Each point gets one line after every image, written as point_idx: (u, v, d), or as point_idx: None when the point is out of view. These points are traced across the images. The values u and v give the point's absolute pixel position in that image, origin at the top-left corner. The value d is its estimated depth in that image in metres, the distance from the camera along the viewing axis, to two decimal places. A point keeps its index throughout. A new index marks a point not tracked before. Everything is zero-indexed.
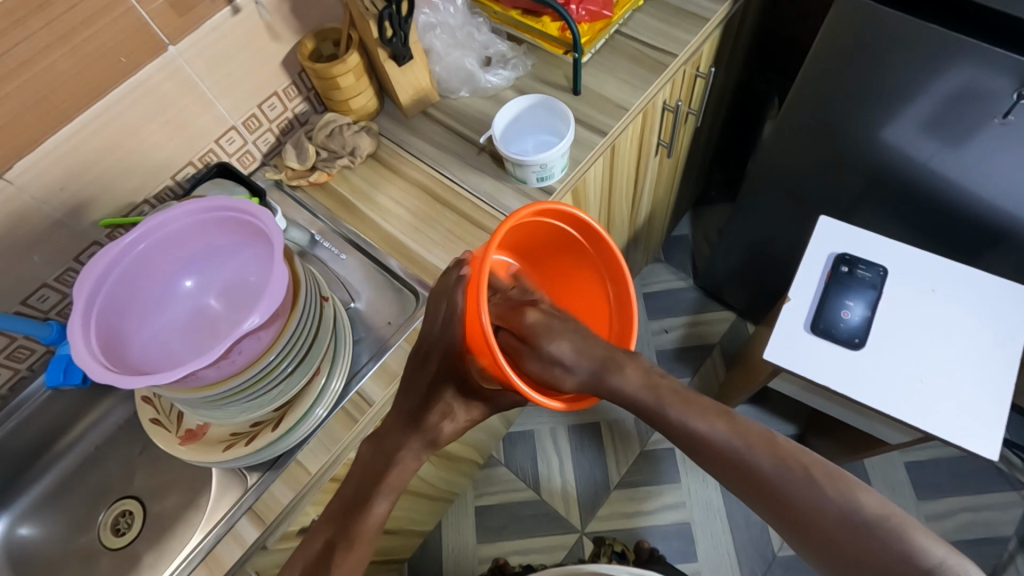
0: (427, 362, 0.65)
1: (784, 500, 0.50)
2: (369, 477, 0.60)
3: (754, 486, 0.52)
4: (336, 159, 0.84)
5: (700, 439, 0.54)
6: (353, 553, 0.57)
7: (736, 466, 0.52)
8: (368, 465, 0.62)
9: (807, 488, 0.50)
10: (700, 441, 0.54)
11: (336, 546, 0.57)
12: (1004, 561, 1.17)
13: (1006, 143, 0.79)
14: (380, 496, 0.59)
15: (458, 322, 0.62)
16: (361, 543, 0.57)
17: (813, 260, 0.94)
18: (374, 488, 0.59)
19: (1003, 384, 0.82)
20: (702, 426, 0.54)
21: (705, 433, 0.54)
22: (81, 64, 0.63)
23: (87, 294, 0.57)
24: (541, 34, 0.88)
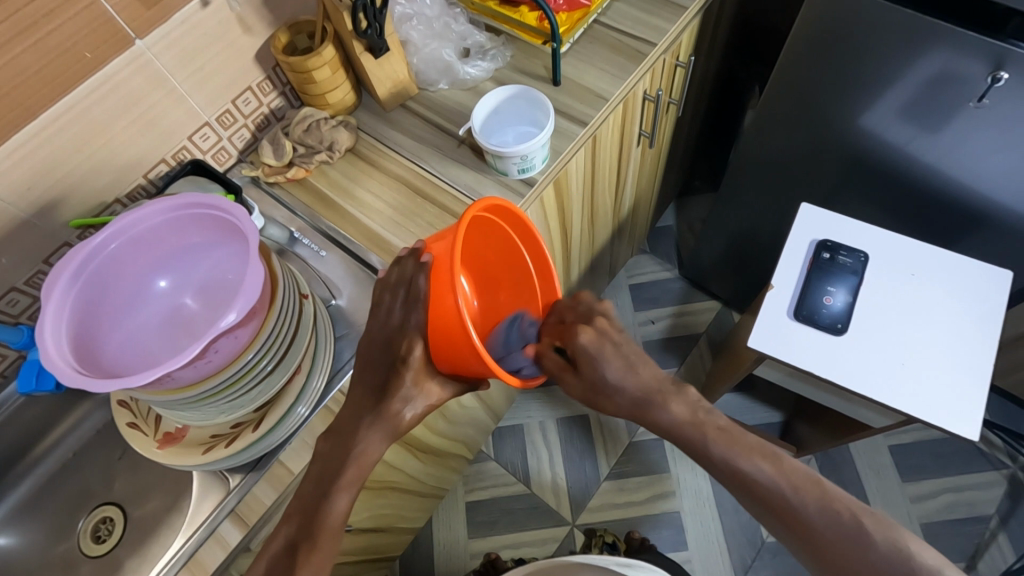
0: (391, 348, 0.61)
1: (824, 543, 0.53)
2: (331, 470, 0.58)
3: (796, 527, 0.54)
4: (313, 154, 0.83)
5: (749, 480, 0.55)
6: (315, 554, 0.55)
7: (784, 511, 0.54)
8: (324, 460, 0.60)
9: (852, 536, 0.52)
10: (748, 481, 0.55)
11: (299, 546, 0.56)
12: (987, 539, 1.19)
13: (982, 127, 0.80)
14: (336, 491, 0.57)
15: (419, 307, 0.59)
16: (322, 543, 0.56)
17: (795, 245, 0.95)
18: (333, 486, 0.57)
19: (983, 365, 0.83)
20: (748, 467, 0.55)
21: (753, 475, 0.55)
22: (45, 58, 0.62)
23: (57, 295, 0.56)
24: (518, 25, 0.87)
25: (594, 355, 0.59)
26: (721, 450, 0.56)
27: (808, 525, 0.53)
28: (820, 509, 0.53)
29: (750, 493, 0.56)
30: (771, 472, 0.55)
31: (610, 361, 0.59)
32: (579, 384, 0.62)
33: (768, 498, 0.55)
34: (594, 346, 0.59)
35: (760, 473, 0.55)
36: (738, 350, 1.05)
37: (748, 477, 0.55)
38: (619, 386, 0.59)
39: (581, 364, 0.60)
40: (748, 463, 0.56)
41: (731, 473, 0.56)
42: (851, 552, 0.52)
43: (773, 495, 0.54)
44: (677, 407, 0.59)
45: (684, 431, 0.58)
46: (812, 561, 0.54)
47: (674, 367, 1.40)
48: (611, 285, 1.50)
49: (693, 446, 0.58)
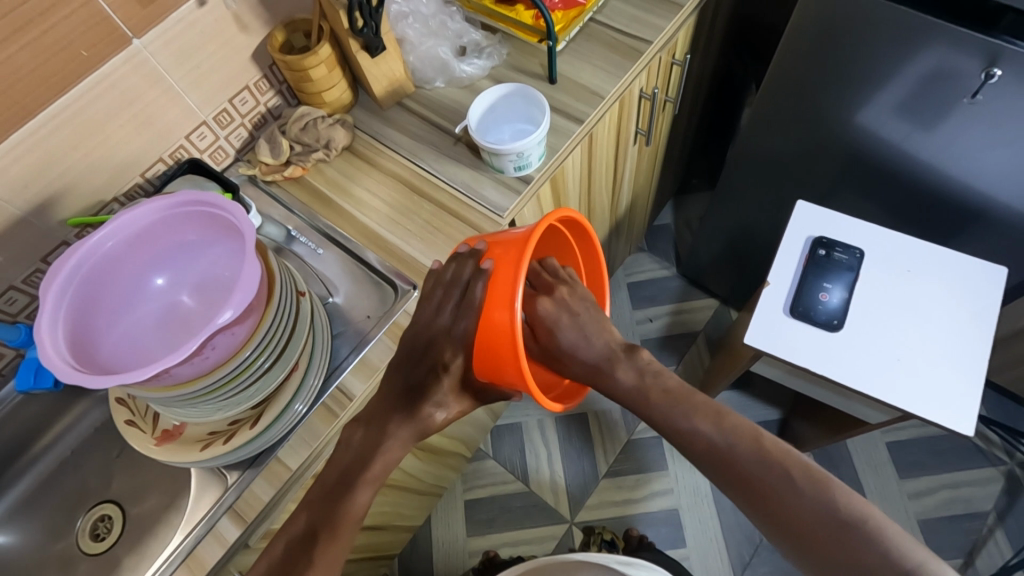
0: (427, 353, 0.60)
1: (762, 494, 0.54)
2: (359, 462, 0.58)
3: (735, 478, 0.56)
4: (310, 152, 0.83)
5: (690, 436, 0.58)
6: (332, 547, 0.56)
7: (723, 462, 0.56)
8: (348, 454, 0.60)
9: (787, 487, 0.54)
10: (689, 437, 0.58)
11: (318, 536, 0.56)
12: (984, 535, 1.19)
13: (976, 123, 0.80)
14: (359, 486, 0.58)
15: (471, 314, 0.58)
16: (340, 534, 0.57)
17: (792, 242, 0.95)
18: (356, 480, 0.58)
19: (979, 360, 0.84)
20: (692, 423, 0.58)
21: (695, 431, 0.58)
22: (41, 56, 0.62)
23: (55, 293, 0.56)
24: (515, 23, 0.88)
25: (550, 317, 0.66)
26: (664, 407, 0.60)
27: (752, 480, 0.55)
28: (763, 466, 0.55)
29: (688, 446, 0.59)
30: (713, 430, 0.58)
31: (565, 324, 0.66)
32: (537, 349, 0.70)
33: (715, 456, 0.57)
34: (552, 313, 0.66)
35: (703, 430, 0.58)
36: (735, 347, 1.06)
37: (690, 434, 0.58)
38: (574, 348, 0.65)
39: (540, 331, 0.67)
40: (691, 422, 0.58)
41: (678, 432, 0.59)
42: (786, 503, 0.53)
43: (717, 451, 0.57)
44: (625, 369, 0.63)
45: (631, 392, 0.62)
46: (761, 516, 0.55)
47: (672, 365, 1.40)
48: (609, 283, 1.51)
49: (637, 406, 0.62)
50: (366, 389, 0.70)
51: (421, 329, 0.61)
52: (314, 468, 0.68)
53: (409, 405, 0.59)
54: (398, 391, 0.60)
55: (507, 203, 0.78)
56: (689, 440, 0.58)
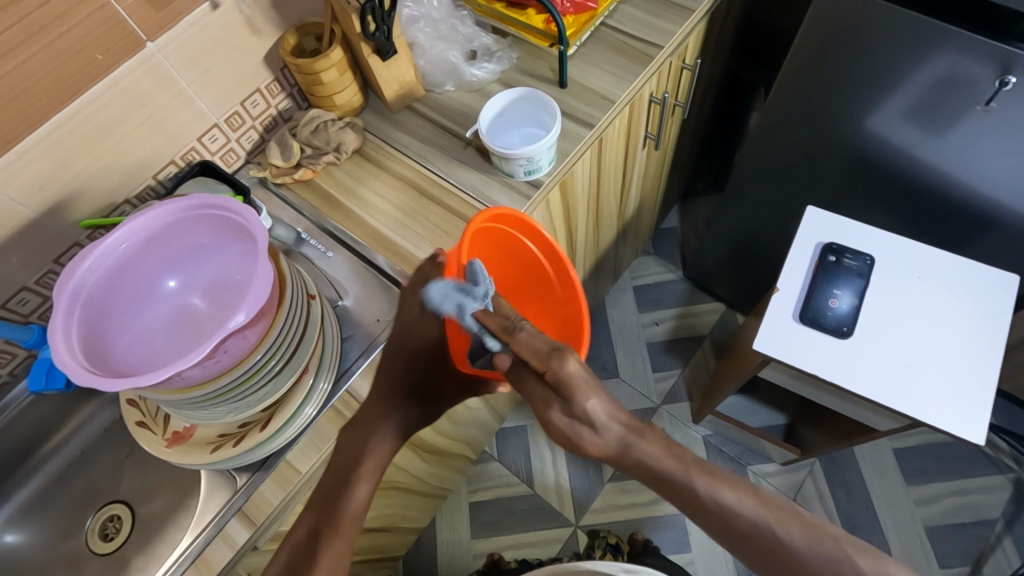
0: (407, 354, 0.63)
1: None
2: (348, 462, 0.60)
3: (780, 564, 0.48)
4: (320, 156, 0.83)
5: (726, 513, 0.50)
6: (337, 542, 0.57)
7: (763, 545, 0.49)
8: (342, 454, 0.61)
9: (834, 572, 0.47)
10: (725, 515, 0.50)
11: (321, 534, 0.58)
12: (992, 543, 1.18)
13: (988, 130, 0.80)
14: (354, 484, 0.59)
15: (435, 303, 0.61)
16: (344, 531, 0.58)
17: (801, 248, 0.94)
18: (352, 476, 0.59)
19: (988, 366, 0.83)
20: (727, 499, 0.50)
21: (731, 507, 0.50)
22: (56, 60, 0.62)
23: (68, 295, 0.57)
24: (525, 27, 0.88)
25: (581, 381, 0.51)
26: (707, 485, 0.50)
27: (797, 564, 0.48)
28: (811, 548, 0.48)
29: (723, 526, 0.50)
30: (750, 505, 0.50)
31: (587, 396, 0.51)
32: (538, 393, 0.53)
33: (751, 535, 0.49)
34: (577, 378, 0.51)
35: (740, 507, 0.50)
36: (743, 352, 1.06)
37: (728, 513, 0.50)
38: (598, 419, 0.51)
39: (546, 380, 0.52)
40: (731, 498, 0.50)
41: (710, 507, 0.50)
42: None
43: (756, 530, 0.49)
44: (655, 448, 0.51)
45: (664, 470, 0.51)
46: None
47: (678, 369, 1.40)
48: (615, 287, 1.50)
49: (669, 480, 0.51)
50: None
51: (400, 334, 0.63)
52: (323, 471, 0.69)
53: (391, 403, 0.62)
54: (382, 389, 0.63)
55: (516, 207, 0.78)
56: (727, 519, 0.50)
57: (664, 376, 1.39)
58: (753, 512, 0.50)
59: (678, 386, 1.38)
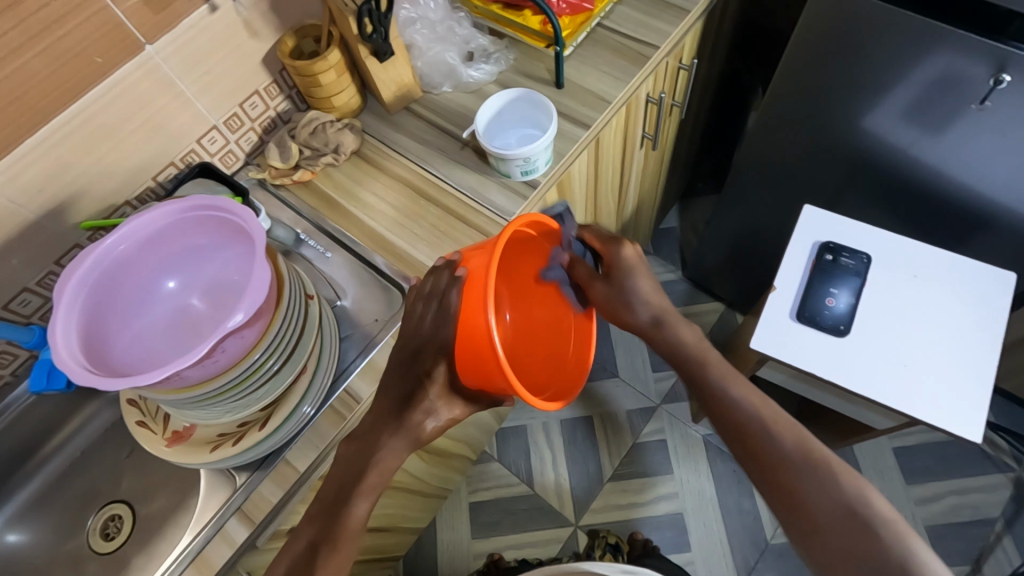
0: (417, 360, 0.61)
1: (792, 478, 0.56)
2: (352, 475, 0.59)
3: (766, 462, 0.58)
4: (319, 157, 0.84)
5: (731, 409, 0.62)
6: (337, 555, 0.56)
7: (762, 445, 0.59)
8: (346, 466, 0.61)
9: (810, 471, 0.56)
10: (729, 411, 0.62)
11: (320, 547, 0.56)
12: (992, 542, 1.18)
13: (984, 129, 0.80)
14: (357, 497, 0.58)
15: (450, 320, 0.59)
16: (344, 544, 0.57)
17: (798, 247, 0.95)
18: (354, 490, 0.58)
19: (985, 365, 0.83)
20: (736, 400, 0.62)
21: (737, 407, 0.62)
22: (56, 62, 0.63)
23: (68, 295, 0.57)
24: (522, 28, 0.90)
25: (630, 266, 0.68)
26: (719, 379, 0.64)
27: (781, 460, 0.58)
28: (797, 450, 0.58)
29: (724, 418, 0.62)
30: (754, 402, 0.62)
31: (639, 277, 0.68)
32: (603, 291, 0.68)
33: (748, 426, 0.61)
34: (634, 262, 0.68)
35: (742, 403, 0.62)
36: (742, 352, 1.06)
37: (733, 404, 0.62)
38: (640, 305, 0.67)
39: (614, 271, 0.68)
40: (738, 393, 0.62)
41: (720, 399, 0.63)
42: (807, 490, 0.55)
43: (754, 422, 0.60)
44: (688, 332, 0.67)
45: (692, 352, 0.66)
46: (771, 498, 0.58)
47: None
48: None
49: (688, 364, 0.66)
50: (373, 392, 0.71)
51: (414, 338, 0.62)
52: (321, 470, 0.69)
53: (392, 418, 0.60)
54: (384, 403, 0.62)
55: (513, 208, 0.78)
56: (730, 408, 0.62)
57: (663, 376, 1.40)
58: (755, 411, 0.61)
59: (677, 386, 1.39)
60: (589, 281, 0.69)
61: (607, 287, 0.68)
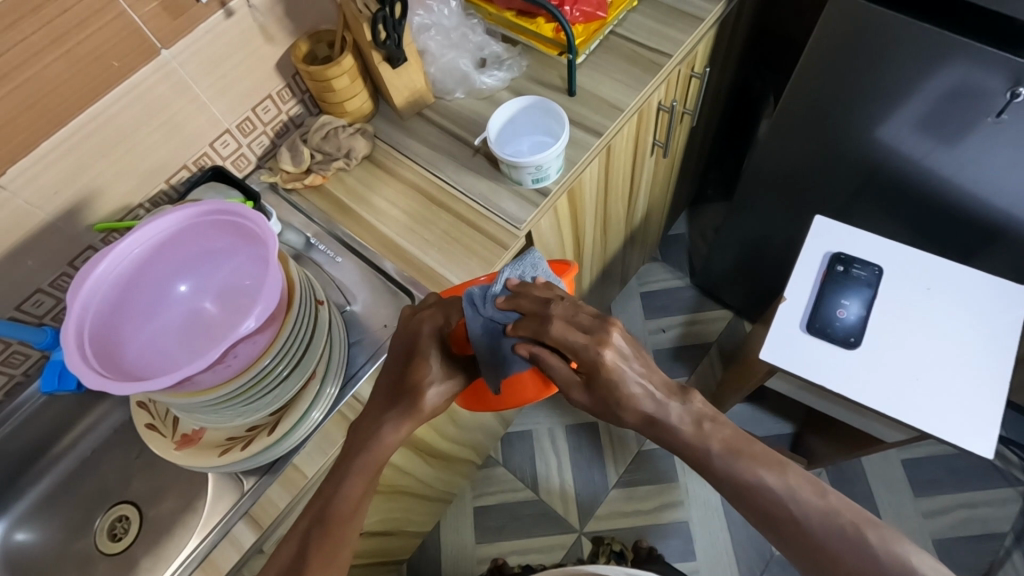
0: (413, 323, 0.63)
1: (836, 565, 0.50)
2: (349, 453, 0.59)
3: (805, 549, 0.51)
4: (331, 161, 0.84)
5: (747, 487, 0.53)
6: (328, 538, 0.56)
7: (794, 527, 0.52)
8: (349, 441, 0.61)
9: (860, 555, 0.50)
10: (745, 489, 0.53)
11: (315, 527, 0.57)
12: (1001, 557, 1.17)
13: (999, 142, 0.79)
14: (349, 477, 0.58)
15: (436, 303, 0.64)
16: (337, 528, 0.57)
17: (809, 257, 0.94)
18: (344, 470, 0.58)
19: (997, 378, 0.83)
20: (748, 475, 0.53)
21: (755, 483, 0.53)
22: (75, 66, 0.63)
23: (82, 298, 0.58)
24: (536, 35, 0.88)
25: (619, 369, 0.55)
26: (725, 464, 0.54)
27: (821, 548, 0.51)
28: (834, 532, 0.51)
29: (748, 503, 0.53)
30: (776, 483, 0.52)
31: (628, 384, 0.55)
32: (589, 398, 0.57)
33: (775, 512, 0.52)
34: (616, 365, 0.55)
35: (765, 482, 0.52)
36: (751, 361, 1.05)
37: (751, 487, 0.53)
38: (640, 405, 0.55)
39: (595, 377, 0.55)
40: (750, 473, 0.53)
41: (730, 482, 0.53)
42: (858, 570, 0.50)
43: (778, 508, 0.52)
44: (681, 416, 0.56)
45: (689, 442, 0.55)
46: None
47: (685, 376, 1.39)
48: (622, 293, 1.50)
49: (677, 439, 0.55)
50: None
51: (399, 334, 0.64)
52: None
53: (399, 402, 0.60)
54: (386, 387, 0.62)
55: (524, 215, 0.78)
56: (749, 495, 0.53)
57: None
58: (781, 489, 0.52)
59: None
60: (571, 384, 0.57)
61: (591, 395, 0.56)
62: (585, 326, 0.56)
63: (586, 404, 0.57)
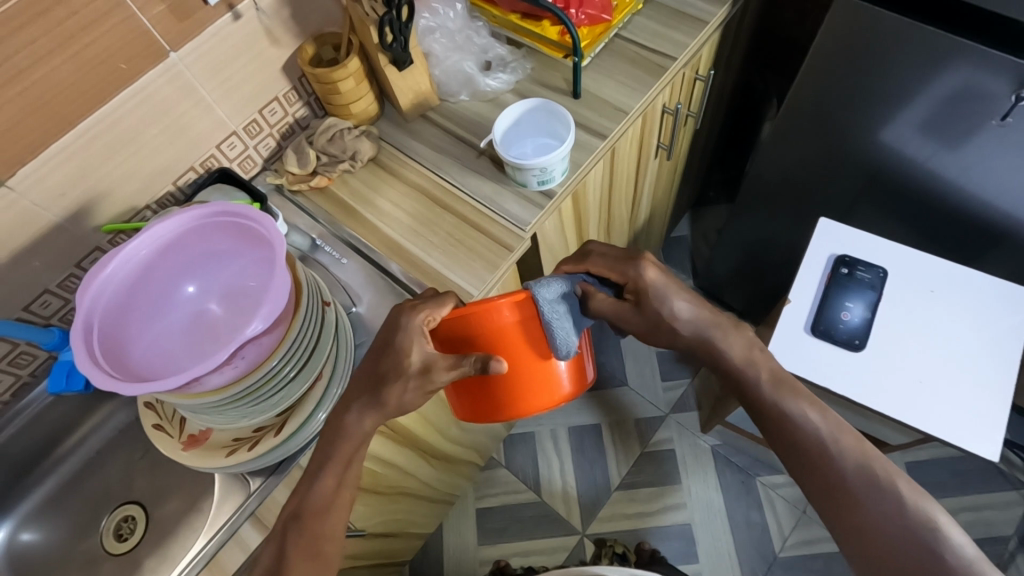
0: (394, 319, 0.59)
1: (853, 499, 0.58)
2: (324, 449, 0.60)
3: (828, 482, 0.59)
4: (336, 164, 0.84)
5: (792, 420, 0.61)
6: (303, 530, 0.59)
7: (822, 460, 0.59)
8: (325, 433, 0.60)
9: (873, 492, 0.57)
10: (791, 421, 0.61)
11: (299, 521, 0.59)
12: (1005, 561, 1.17)
13: (1004, 144, 0.79)
14: (323, 472, 0.59)
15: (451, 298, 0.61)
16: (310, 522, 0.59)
17: (813, 259, 0.94)
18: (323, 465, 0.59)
19: (1001, 381, 0.83)
20: (796, 411, 0.61)
21: (799, 417, 0.61)
22: (83, 68, 0.64)
23: (91, 299, 0.58)
24: (541, 39, 0.88)
25: (663, 286, 0.63)
26: (770, 394, 0.62)
27: (843, 483, 0.58)
28: (858, 471, 0.58)
29: (787, 434, 0.61)
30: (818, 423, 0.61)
31: (672, 300, 0.62)
32: (640, 321, 0.64)
33: (811, 444, 0.60)
34: (660, 283, 0.63)
35: (804, 419, 0.60)
36: None
37: (794, 419, 0.61)
38: (688, 318, 0.63)
39: (645, 298, 0.63)
40: (795, 408, 0.61)
41: (775, 413, 0.62)
42: (866, 503, 0.57)
43: (814, 444, 0.60)
44: (732, 338, 0.63)
45: (738, 364, 0.63)
46: (833, 517, 0.59)
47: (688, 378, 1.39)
48: None
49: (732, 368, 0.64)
50: None
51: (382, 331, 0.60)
52: None
53: (375, 393, 0.58)
54: (369, 375, 0.60)
55: (529, 217, 0.79)
56: (790, 428, 0.61)
57: (672, 385, 1.39)
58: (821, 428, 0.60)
59: (687, 395, 1.38)
60: (620, 310, 0.63)
61: (641, 315, 0.63)
62: (629, 257, 0.64)
63: (634, 326, 0.64)
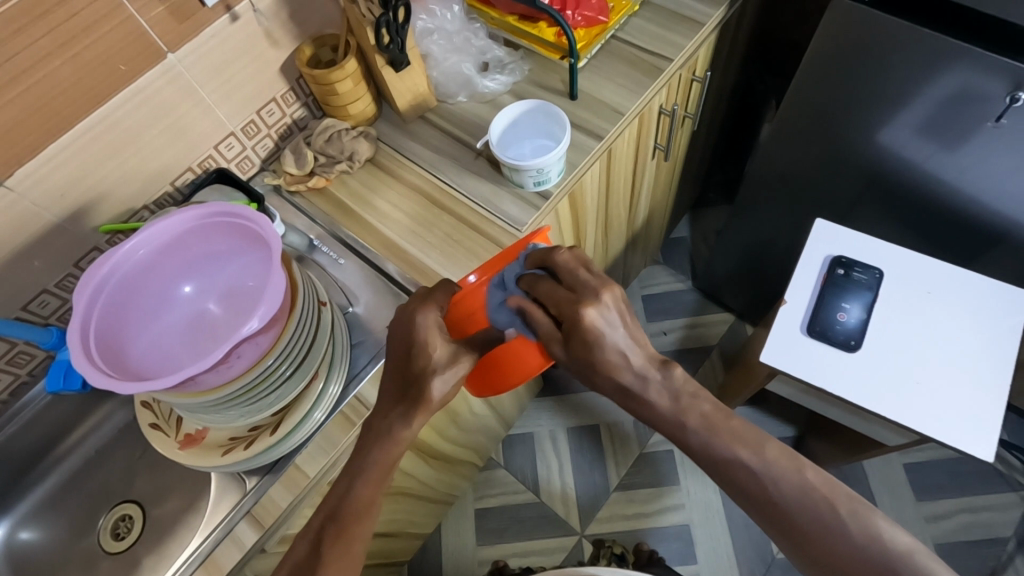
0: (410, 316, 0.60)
1: (810, 541, 0.50)
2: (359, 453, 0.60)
3: (782, 526, 0.51)
4: (334, 164, 0.85)
5: (727, 462, 0.52)
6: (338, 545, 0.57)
7: (764, 503, 0.52)
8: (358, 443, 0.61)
9: (827, 525, 0.50)
10: (725, 463, 0.53)
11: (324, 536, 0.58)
12: (1004, 562, 1.17)
13: (1001, 145, 0.79)
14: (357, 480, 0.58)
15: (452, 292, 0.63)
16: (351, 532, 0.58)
17: (810, 260, 0.94)
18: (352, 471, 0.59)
19: (997, 382, 0.83)
20: (726, 452, 0.52)
21: (731, 458, 0.52)
22: (83, 70, 0.64)
23: (87, 299, 0.58)
24: (538, 40, 0.89)
25: (598, 329, 0.53)
26: (702, 439, 0.53)
27: (798, 525, 0.51)
28: (809, 510, 0.50)
29: (729, 480, 0.53)
30: (753, 462, 0.52)
31: (607, 345, 0.53)
32: (566, 357, 0.56)
33: (753, 492, 0.52)
34: (596, 329, 0.53)
35: (735, 456, 0.52)
36: (752, 365, 1.05)
37: (727, 460, 0.52)
38: (616, 370, 0.54)
39: (575, 340, 0.54)
40: (726, 451, 0.53)
41: (705, 458, 0.53)
42: (826, 539, 0.50)
43: (755, 486, 0.52)
44: (659, 392, 0.55)
45: (667, 419, 0.54)
46: (804, 561, 0.52)
47: None
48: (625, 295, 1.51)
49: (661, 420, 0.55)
50: None
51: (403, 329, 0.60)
52: (331, 475, 0.70)
53: (411, 391, 0.58)
54: (400, 374, 0.59)
55: (525, 218, 0.79)
56: (726, 473, 0.52)
57: None
58: (754, 467, 0.52)
59: None
60: (551, 339, 0.56)
61: (567, 352, 0.55)
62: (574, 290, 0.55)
63: (560, 360, 0.56)
